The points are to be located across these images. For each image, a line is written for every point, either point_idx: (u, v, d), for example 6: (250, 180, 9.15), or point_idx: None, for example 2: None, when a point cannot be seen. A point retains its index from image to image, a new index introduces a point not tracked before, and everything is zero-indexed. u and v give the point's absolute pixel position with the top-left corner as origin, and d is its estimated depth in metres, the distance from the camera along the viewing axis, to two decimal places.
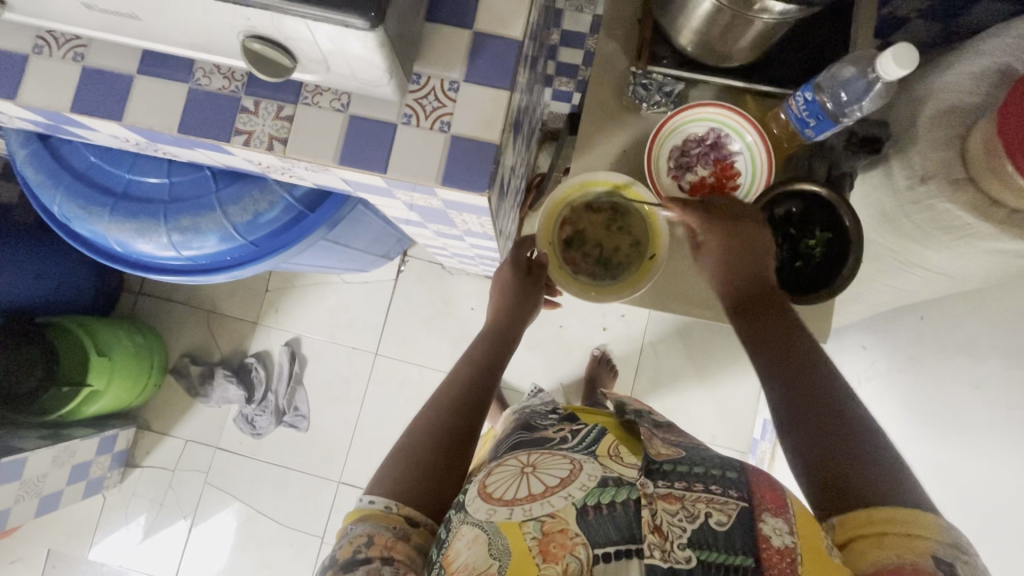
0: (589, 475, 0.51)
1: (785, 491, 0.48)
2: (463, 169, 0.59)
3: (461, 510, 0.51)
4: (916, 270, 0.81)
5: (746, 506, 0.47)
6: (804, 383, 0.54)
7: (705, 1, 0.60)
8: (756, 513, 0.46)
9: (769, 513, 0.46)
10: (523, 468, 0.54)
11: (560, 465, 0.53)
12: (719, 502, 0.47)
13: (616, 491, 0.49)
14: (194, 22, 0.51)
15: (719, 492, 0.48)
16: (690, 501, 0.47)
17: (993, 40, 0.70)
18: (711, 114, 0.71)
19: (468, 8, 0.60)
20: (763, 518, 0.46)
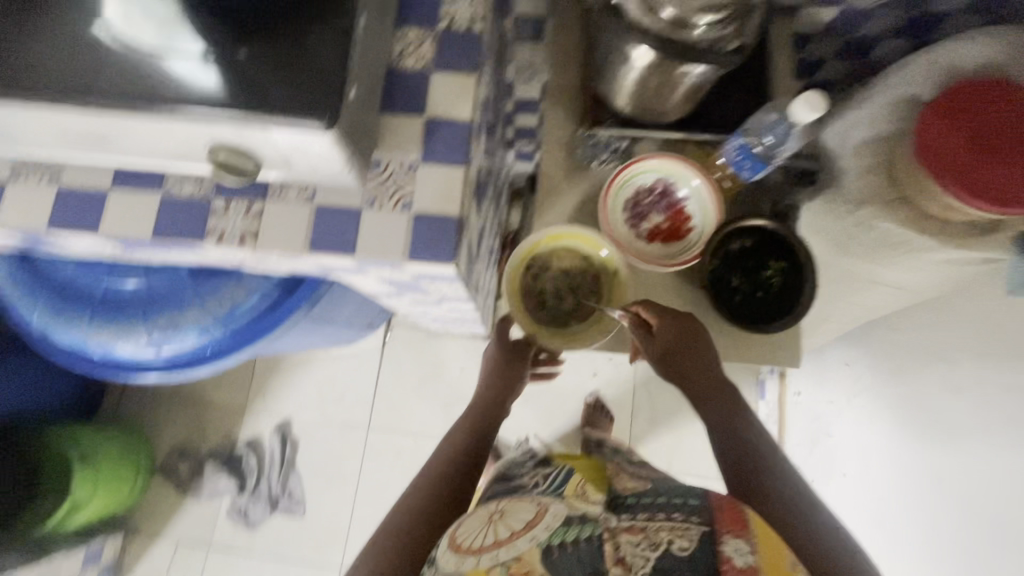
0: (554, 516, 0.53)
1: (745, 512, 0.53)
2: (428, 244, 0.62)
3: (432, 565, 0.53)
4: (875, 287, 0.84)
5: (707, 530, 0.51)
6: (752, 467, 0.65)
7: (633, 69, 0.66)
8: (716, 535, 0.51)
9: (731, 534, 0.51)
10: (491, 515, 0.56)
11: (527, 509, 0.55)
12: (680, 528, 0.52)
13: (580, 527, 0.51)
14: (163, 139, 0.55)
15: (680, 519, 0.53)
16: (652, 531, 0.52)
17: (898, 74, 0.77)
18: (654, 165, 0.74)
19: (419, 97, 0.65)
20: (724, 540, 0.50)
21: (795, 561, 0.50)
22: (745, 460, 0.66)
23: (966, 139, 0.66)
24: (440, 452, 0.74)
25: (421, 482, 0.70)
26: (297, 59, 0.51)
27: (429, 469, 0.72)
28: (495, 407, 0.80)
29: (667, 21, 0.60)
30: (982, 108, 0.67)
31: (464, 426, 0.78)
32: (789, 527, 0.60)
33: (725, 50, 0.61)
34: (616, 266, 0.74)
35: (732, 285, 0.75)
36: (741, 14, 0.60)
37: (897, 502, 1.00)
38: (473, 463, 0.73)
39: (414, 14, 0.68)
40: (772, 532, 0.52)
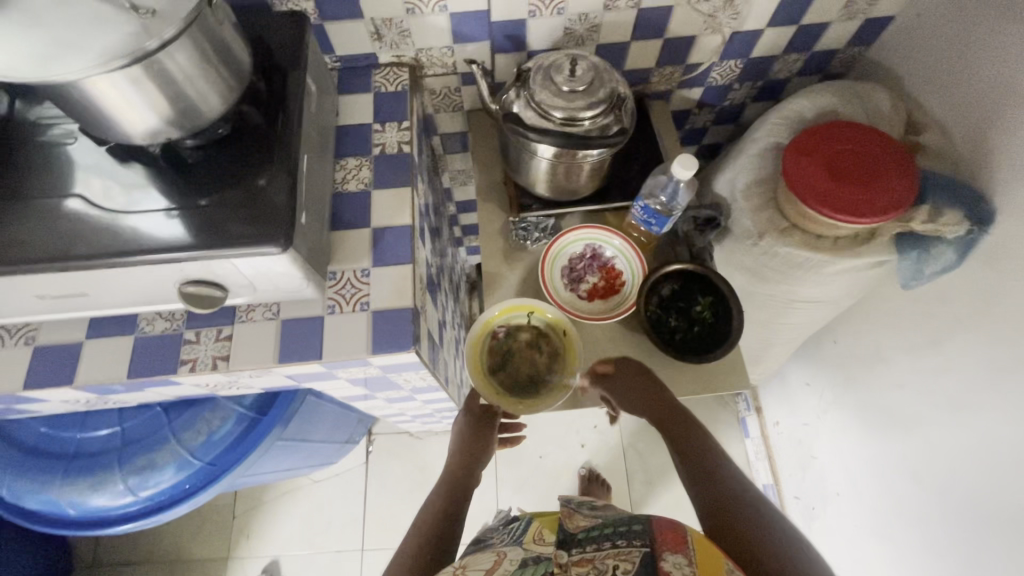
0: (511, 561, 0.57)
1: (687, 531, 0.56)
2: (389, 335, 0.68)
3: None
4: (799, 305, 0.94)
5: (649, 550, 0.54)
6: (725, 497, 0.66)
7: (542, 160, 0.79)
8: (657, 554, 0.53)
9: (669, 550, 0.53)
10: (454, 569, 0.58)
11: (487, 560, 0.59)
12: (624, 553, 0.54)
13: (534, 567, 0.55)
14: (136, 283, 0.61)
15: (624, 544, 0.55)
16: (600, 559, 0.54)
17: (760, 130, 0.93)
18: (578, 236, 0.86)
19: (365, 213, 0.75)
20: (664, 556, 0.53)
21: (731, 566, 0.53)
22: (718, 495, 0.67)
23: (828, 169, 0.80)
24: (417, 521, 0.75)
25: (402, 553, 0.70)
26: (252, 198, 0.60)
27: (409, 539, 0.72)
28: (468, 474, 0.82)
29: (559, 119, 0.74)
30: (836, 143, 0.81)
31: (440, 494, 0.79)
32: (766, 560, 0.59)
33: (611, 134, 0.75)
34: (565, 326, 0.81)
35: (671, 325, 0.83)
36: (616, 105, 0.75)
37: (888, 507, 1.01)
38: (452, 526, 0.74)
39: (351, 148, 0.80)
40: (710, 544, 0.55)
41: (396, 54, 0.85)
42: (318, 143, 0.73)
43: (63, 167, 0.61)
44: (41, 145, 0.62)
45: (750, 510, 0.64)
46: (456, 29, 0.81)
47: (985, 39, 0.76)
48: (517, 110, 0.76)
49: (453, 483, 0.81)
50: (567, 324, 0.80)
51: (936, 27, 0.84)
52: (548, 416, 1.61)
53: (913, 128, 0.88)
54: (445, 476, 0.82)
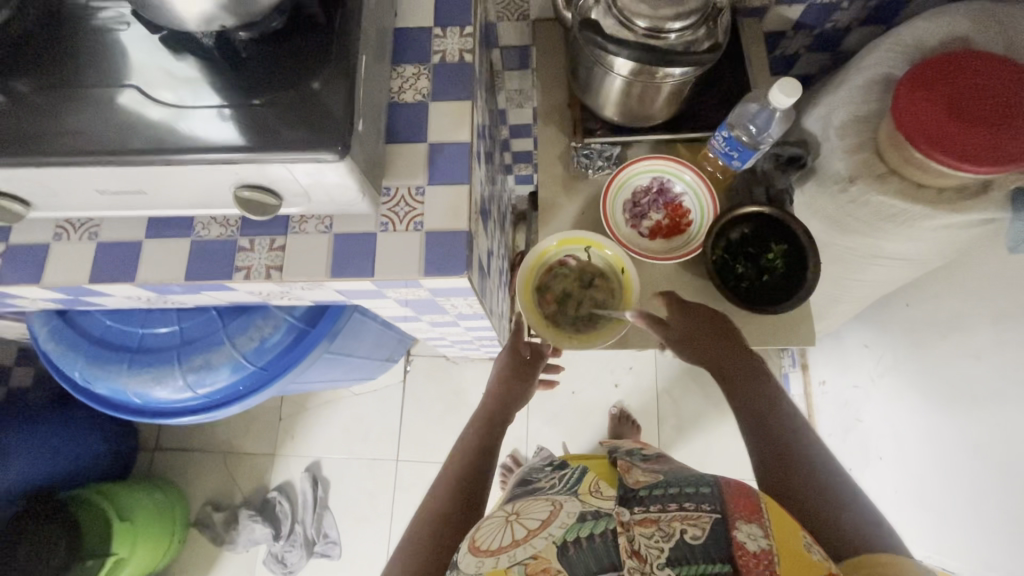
0: (568, 513, 0.56)
1: (758, 496, 0.55)
2: (441, 257, 0.65)
3: (455, 567, 0.55)
4: (880, 262, 0.86)
5: (720, 517, 0.53)
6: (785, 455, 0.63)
7: (617, 78, 0.72)
8: (729, 522, 0.52)
9: (742, 520, 0.52)
10: (508, 517, 0.59)
11: (542, 509, 0.59)
12: (692, 518, 0.53)
13: (594, 522, 0.53)
14: (190, 184, 0.59)
15: (692, 508, 0.54)
16: (665, 522, 0.53)
17: (868, 58, 0.82)
18: (647, 167, 0.79)
19: (421, 127, 0.71)
20: (737, 526, 0.52)
21: (808, 540, 0.52)
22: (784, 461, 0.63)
23: (956, 105, 0.69)
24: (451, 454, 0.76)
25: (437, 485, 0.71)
26: (307, 100, 0.56)
27: (445, 472, 0.73)
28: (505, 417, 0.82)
29: (642, 29, 0.65)
30: (988, 73, 0.69)
31: (475, 431, 0.80)
32: (832, 525, 0.57)
33: (700, 50, 0.66)
34: (623, 264, 0.76)
35: (738, 272, 0.77)
36: (710, 17, 0.66)
37: (941, 481, 0.97)
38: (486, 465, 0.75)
39: (409, 54, 0.74)
40: (784, 515, 0.54)
41: None
42: (376, 44, 0.67)
43: (117, 56, 0.58)
44: (93, 31, 0.59)
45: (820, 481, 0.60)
46: None
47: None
48: (596, 16, 0.68)
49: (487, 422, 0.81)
50: (626, 261, 0.76)
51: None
52: (583, 354, 1.60)
53: None
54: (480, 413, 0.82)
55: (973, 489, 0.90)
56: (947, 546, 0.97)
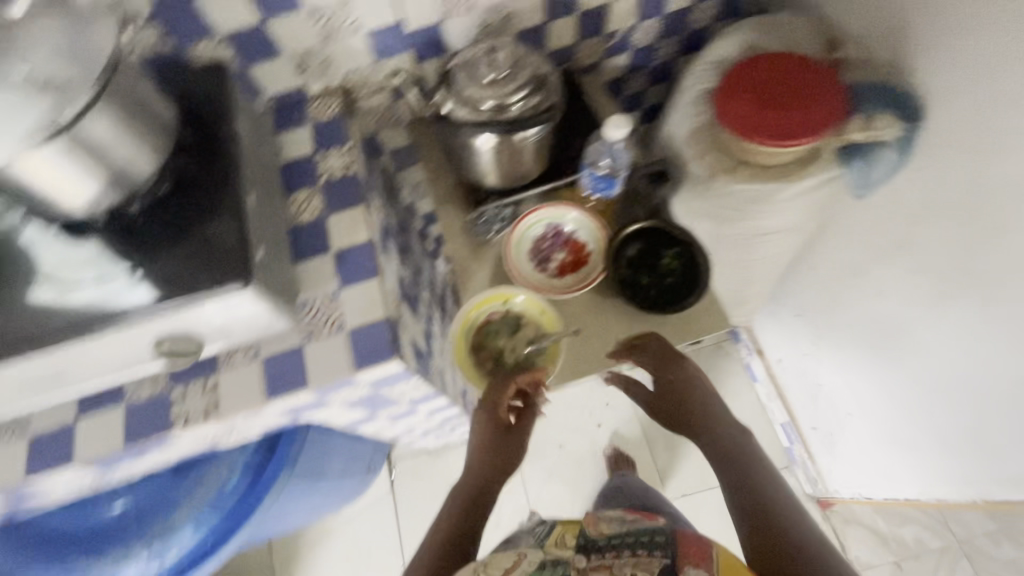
0: (531, 561, 0.65)
1: (710, 548, 0.61)
2: (368, 349, 0.69)
3: None
4: (766, 239, 0.96)
5: (669, 562, 0.61)
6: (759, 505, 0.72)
7: (485, 151, 0.81)
8: (678, 567, 0.60)
9: (690, 564, 0.60)
10: (476, 567, 0.63)
11: (508, 560, 0.65)
12: (643, 563, 0.61)
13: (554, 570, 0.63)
14: (110, 353, 0.62)
15: (645, 555, 0.62)
16: (618, 566, 0.62)
17: (690, 78, 0.95)
18: (538, 217, 0.87)
19: (324, 239, 0.77)
20: (683, 570, 0.59)
21: None
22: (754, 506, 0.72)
23: (764, 98, 0.82)
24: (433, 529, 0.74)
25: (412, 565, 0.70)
26: (205, 244, 0.61)
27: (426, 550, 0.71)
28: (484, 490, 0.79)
29: (490, 108, 0.76)
30: (782, 65, 0.83)
31: (460, 505, 0.77)
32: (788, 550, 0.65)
33: (543, 110, 0.77)
34: (540, 306, 0.82)
35: (643, 283, 0.84)
36: (541, 83, 0.78)
37: (903, 418, 1.02)
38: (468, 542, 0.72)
39: (299, 181, 0.82)
40: (733, 559, 0.60)
41: (324, 82, 0.87)
42: (264, 181, 0.74)
43: (20, 257, 0.62)
44: None
45: (790, 525, 0.68)
46: (375, 45, 0.84)
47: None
48: (449, 110, 0.77)
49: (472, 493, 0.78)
50: (541, 304, 0.82)
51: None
52: (558, 404, 1.61)
53: (832, 47, 0.90)
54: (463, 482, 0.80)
55: (932, 418, 0.95)
56: (932, 481, 1.00)
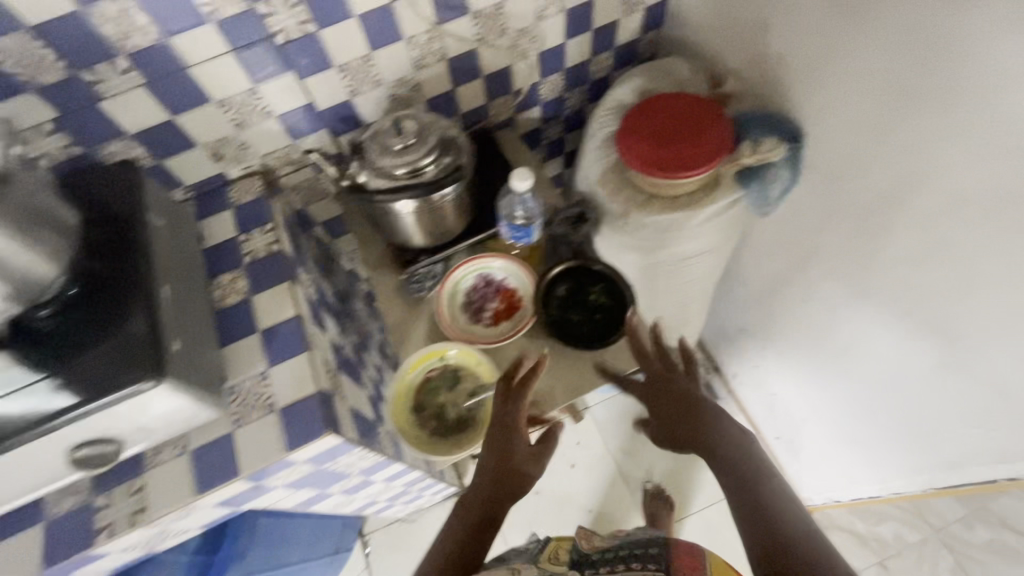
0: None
1: (702, 555, 0.59)
2: (301, 427, 0.68)
3: None
4: (690, 263, 1.00)
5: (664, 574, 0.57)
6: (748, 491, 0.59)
7: (406, 213, 0.84)
8: None
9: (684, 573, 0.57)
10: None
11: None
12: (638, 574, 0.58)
13: None
14: (20, 469, 0.59)
15: (639, 567, 0.59)
16: None
17: (596, 125, 1.02)
18: (468, 269, 0.89)
19: (251, 320, 0.77)
20: None
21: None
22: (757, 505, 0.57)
23: (660, 135, 0.88)
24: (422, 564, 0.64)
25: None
26: (115, 340, 0.60)
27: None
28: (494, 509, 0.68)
29: (404, 174, 0.79)
30: (672, 103, 0.90)
31: (454, 539, 0.65)
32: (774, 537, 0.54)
33: (455, 170, 0.81)
34: (477, 357, 0.83)
35: (575, 321, 0.86)
36: (451, 145, 0.82)
37: (847, 414, 1.04)
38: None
39: (223, 264, 0.82)
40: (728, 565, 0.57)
41: (243, 166, 0.89)
42: (184, 270, 0.74)
43: None
44: None
45: (788, 514, 0.55)
46: (289, 127, 0.87)
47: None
48: (364, 181, 0.80)
49: (471, 529, 0.65)
50: (476, 355, 0.83)
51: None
52: None
53: (716, 84, 0.99)
54: (463, 512, 0.67)
55: (871, 415, 0.98)
56: (886, 473, 1.02)
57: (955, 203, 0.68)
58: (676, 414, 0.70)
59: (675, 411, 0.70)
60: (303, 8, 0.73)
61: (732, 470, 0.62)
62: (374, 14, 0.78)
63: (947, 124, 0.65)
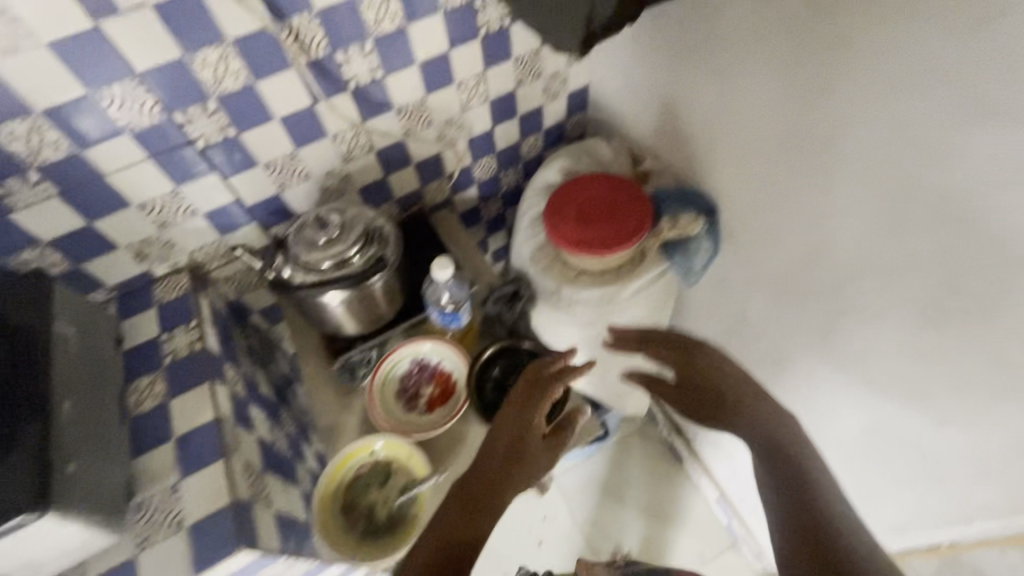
0: None
1: None
2: (210, 546, 0.65)
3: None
4: (627, 333, 1.01)
5: None
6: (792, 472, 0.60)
7: (335, 304, 0.83)
8: None
9: None
10: None
11: None
12: None
13: None
14: None
15: None
16: None
17: (527, 204, 1.05)
18: (403, 354, 0.88)
19: (166, 426, 0.73)
20: None
21: None
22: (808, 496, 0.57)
23: (585, 214, 0.91)
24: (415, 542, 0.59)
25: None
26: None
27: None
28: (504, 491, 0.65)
29: (330, 266, 0.80)
30: (594, 183, 0.93)
31: (456, 520, 0.60)
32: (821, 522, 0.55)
33: (383, 260, 0.82)
34: (408, 450, 0.81)
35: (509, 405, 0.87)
36: (378, 235, 0.84)
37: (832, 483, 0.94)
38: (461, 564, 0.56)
39: (142, 367, 0.80)
40: None
41: (170, 263, 0.88)
42: (96, 377, 0.71)
43: None
44: None
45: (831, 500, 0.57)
46: (216, 223, 0.87)
47: (659, 96, 0.89)
48: (287, 275, 0.80)
49: (476, 513, 0.61)
50: (407, 447, 0.81)
51: (629, 91, 0.97)
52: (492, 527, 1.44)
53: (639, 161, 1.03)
54: (466, 495, 0.63)
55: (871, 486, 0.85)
56: None
57: (924, 250, 0.59)
58: (718, 413, 0.68)
59: (715, 408, 0.68)
60: (222, 115, 0.75)
61: (772, 453, 0.62)
62: (296, 116, 0.80)
63: (926, 161, 0.55)
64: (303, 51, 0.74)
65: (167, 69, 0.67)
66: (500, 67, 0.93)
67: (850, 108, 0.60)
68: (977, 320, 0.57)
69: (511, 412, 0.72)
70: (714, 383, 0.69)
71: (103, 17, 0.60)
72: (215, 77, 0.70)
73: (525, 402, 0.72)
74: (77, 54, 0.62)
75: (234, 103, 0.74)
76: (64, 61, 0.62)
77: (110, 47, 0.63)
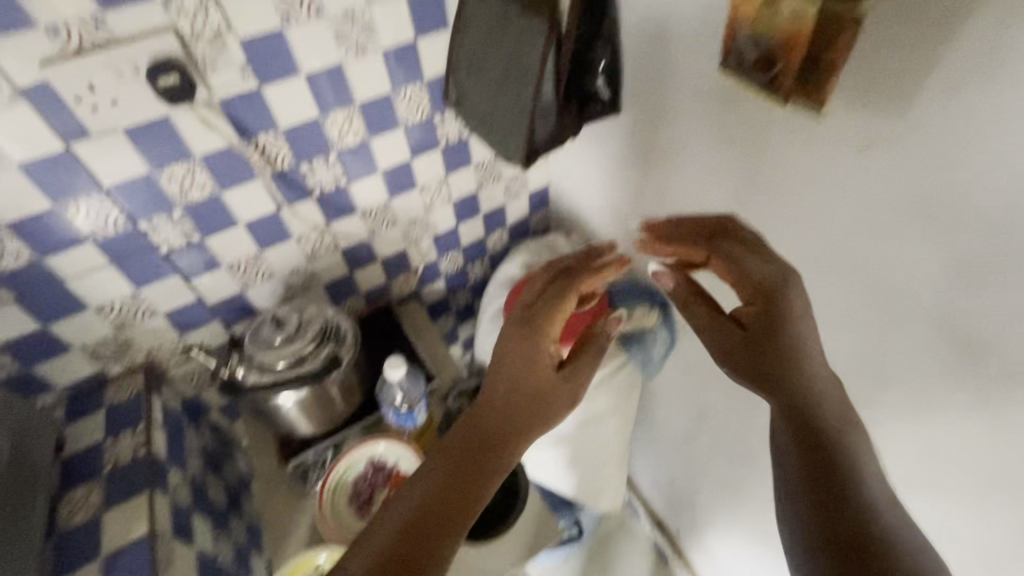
0: None
1: None
2: None
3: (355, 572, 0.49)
4: (591, 427, 0.99)
5: None
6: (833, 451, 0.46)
7: (289, 405, 0.82)
8: None
9: None
10: None
11: None
12: None
13: None
14: None
15: None
16: None
17: (491, 297, 1.07)
18: (357, 457, 0.85)
19: (94, 543, 0.69)
20: None
21: None
22: (824, 492, 0.45)
23: None
24: (399, 500, 0.51)
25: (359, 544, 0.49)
26: None
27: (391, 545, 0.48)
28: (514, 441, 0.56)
29: (284, 366, 0.80)
30: None
31: (452, 476, 0.52)
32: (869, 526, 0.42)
33: (340, 359, 0.82)
34: None
35: None
36: (337, 334, 0.84)
37: None
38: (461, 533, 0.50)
39: (79, 474, 0.76)
40: None
41: (125, 363, 0.87)
42: (27, 488, 0.68)
43: None
44: None
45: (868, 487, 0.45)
46: (176, 322, 0.88)
47: (618, 200, 0.92)
48: (240, 376, 0.80)
49: (473, 471, 0.53)
50: None
51: (590, 193, 1.01)
52: None
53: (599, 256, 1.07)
54: (461, 448, 0.54)
55: None
56: None
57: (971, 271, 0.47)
58: (757, 356, 0.51)
59: (759, 363, 0.50)
60: (187, 221, 0.78)
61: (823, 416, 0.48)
62: (260, 219, 0.84)
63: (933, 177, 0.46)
64: (269, 163, 0.79)
65: (134, 182, 0.71)
66: (461, 171, 0.98)
67: (783, 209, 0.60)
68: (946, 410, 0.54)
69: (508, 342, 0.60)
70: (766, 289, 0.51)
71: (74, 139, 0.65)
72: (181, 188, 0.74)
73: (527, 329, 0.60)
74: (48, 173, 0.66)
75: (199, 210, 0.78)
76: (33, 178, 0.65)
77: (79, 165, 0.67)
